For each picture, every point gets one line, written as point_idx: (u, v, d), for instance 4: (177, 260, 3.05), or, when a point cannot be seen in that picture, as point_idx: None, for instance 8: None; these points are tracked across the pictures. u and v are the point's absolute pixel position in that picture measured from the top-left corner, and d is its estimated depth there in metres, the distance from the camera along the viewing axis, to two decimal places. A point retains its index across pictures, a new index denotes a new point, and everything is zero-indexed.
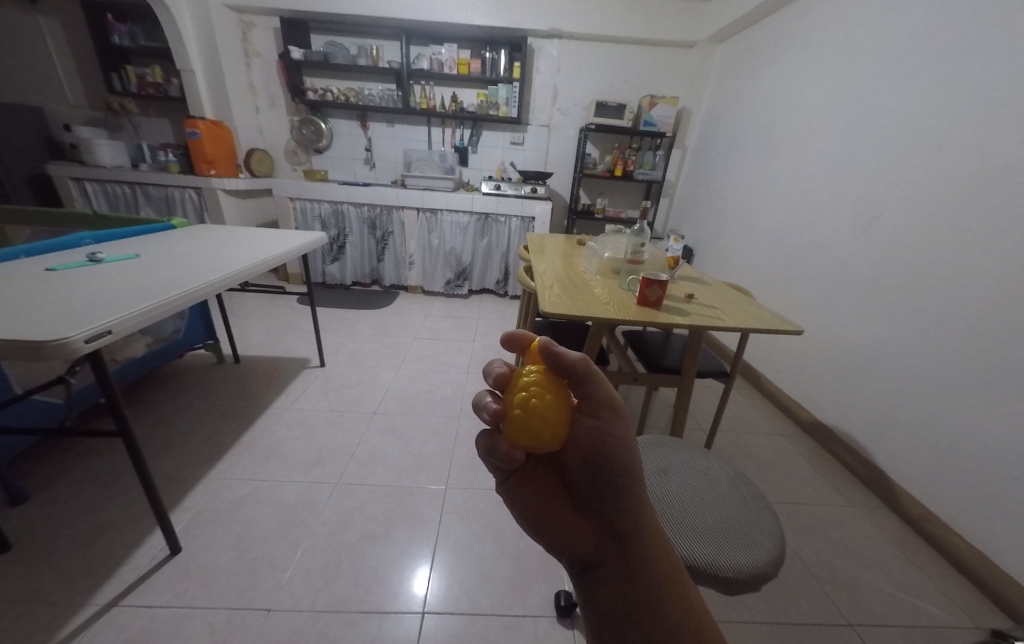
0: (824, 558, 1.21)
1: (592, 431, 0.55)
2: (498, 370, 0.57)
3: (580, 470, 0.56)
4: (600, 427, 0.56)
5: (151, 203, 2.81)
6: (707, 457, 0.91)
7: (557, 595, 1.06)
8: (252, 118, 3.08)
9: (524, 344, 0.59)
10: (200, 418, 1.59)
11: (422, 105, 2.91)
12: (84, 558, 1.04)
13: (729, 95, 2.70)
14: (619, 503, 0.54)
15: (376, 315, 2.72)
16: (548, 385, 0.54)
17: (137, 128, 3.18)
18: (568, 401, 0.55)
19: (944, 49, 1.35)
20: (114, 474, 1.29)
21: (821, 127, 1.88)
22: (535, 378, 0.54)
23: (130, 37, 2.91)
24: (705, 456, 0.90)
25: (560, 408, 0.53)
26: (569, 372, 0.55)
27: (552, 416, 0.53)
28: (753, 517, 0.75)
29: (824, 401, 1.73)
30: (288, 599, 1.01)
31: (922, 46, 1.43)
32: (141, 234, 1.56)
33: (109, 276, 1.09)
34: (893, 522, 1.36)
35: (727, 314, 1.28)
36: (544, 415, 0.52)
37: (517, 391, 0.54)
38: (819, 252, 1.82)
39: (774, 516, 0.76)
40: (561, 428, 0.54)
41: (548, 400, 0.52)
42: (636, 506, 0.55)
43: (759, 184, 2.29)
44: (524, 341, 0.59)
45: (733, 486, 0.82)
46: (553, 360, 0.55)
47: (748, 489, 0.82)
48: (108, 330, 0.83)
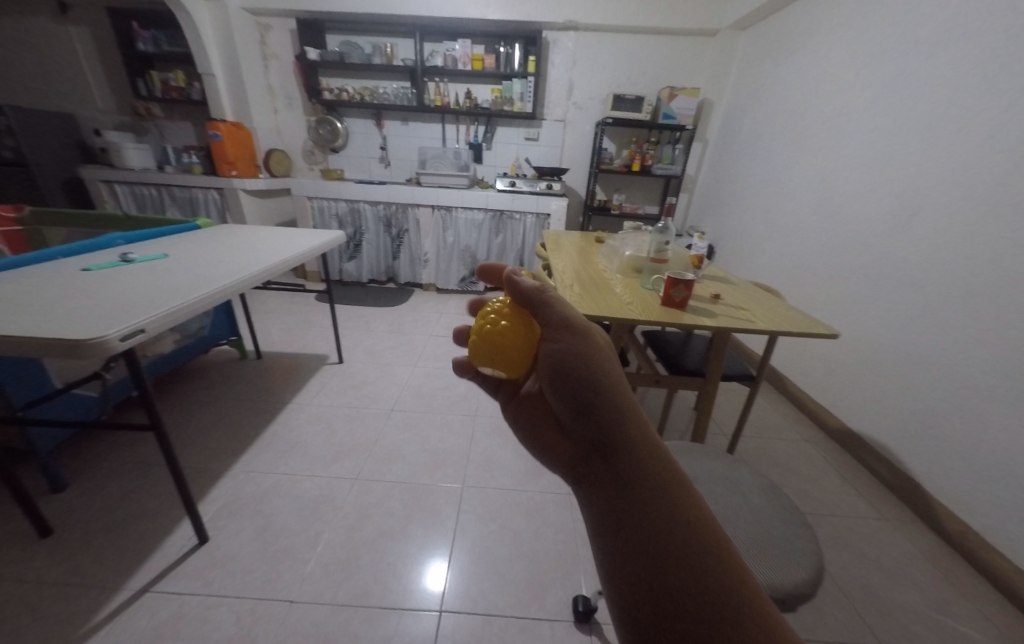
0: (854, 574, 1.17)
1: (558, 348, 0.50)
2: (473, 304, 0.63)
3: (551, 391, 0.51)
4: (568, 344, 0.50)
5: (176, 203, 2.90)
6: (738, 466, 0.88)
7: (575, 600, 1.05)
8: (271, 118, 3.12)
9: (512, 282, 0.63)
10: (225, 412, 1.64)
11: (436, 102, 2.91)
12: (118, 545, 1.08)
13: (754, 86, 2.62)
14: (602, 416, 0.44)
15: (391, 313, 2.74)
16: (509, 314, 0.56)
17: (161, 131, 3.25)
18: (527, 329, 0.55)
19: (995, 32, 1.27)
20: (145, 465, 1.33)
21: (854, 118, 1.80)
22: (496, 309, 0.57)
23: (154, 42, 2.95)
24: (734, 465, 0.88)
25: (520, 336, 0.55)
26: (526, 300, 0.54)
27: (503, 342, 0.54)
28: (788, 532, 0.73)
29: (858, 404, 1.67)
30: (309, 591, 1.03)
31: (971, 29, 1.34)
32: (168, 235, 1.60)
33: (142, 276, 1.12)
34: (928, 539, 1.31)
35: (757, 316, 1.25)
36: (493, 343, 0.55)
37: (480, 320, 0.58)
38: (852, 248, 1.75)
39: (809, 531, 0.73)
40: (515, 356, 0.55)
41: (502, 327, 0.54)
42: (616, 414, 0.43)
43: (786, 178, 2.22)
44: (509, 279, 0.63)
45: (765, 498, 0.80)
46: (512, 289, 0.54)
47: (781, 502, 0.80)
48: (141, 329, 0.86)
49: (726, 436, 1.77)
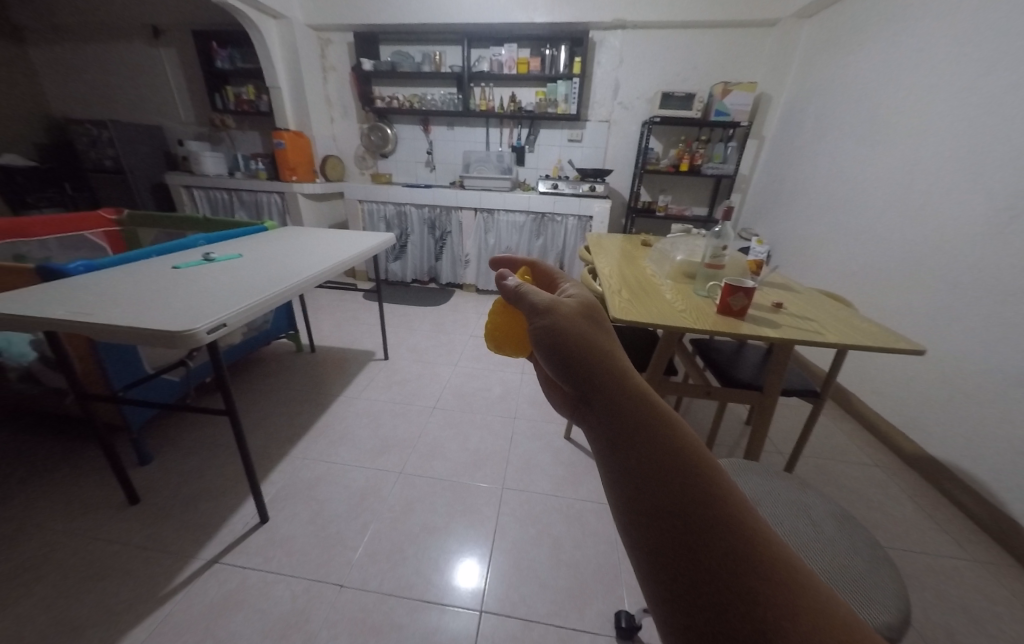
0: (932, 616, 1.06)
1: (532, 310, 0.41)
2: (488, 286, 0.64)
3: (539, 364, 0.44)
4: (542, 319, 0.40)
5: (244, 206, 3.15)
6: (806, 492, 0.82)
7: (617, 615, 1.03)
8: (327, 126, 3.31)
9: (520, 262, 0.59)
10: (283, 401, 1.75)
11: (481, 107, 2.97)
12: (193, 516, 1.18)
13: (819, 79, 2.45)
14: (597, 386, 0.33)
15: (433, 313, 2.81)
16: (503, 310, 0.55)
17: (233, 141, 3.55)
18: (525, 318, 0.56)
19: None
20: (215, 446, 1.45)
21: (941, 110, 1.64)
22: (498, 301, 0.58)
23: (230, 60, 3.22)
24: (801, 489, 0.82)
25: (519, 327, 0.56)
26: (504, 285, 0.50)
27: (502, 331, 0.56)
28: (864, 570, 0.67)
29: (943, 429, 1.51)
30: (358, 578, 1.08)
31: None
32: (241, 236, 1.75)
33: (221, 275, 1.23)
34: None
35: (826, 329, 1.17)
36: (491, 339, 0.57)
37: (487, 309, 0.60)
38: (939, 254, 1.59)
39: (891, 570, 0.67)
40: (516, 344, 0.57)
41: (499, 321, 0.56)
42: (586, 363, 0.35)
43: (856, 177, 2.05)
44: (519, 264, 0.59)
45: (838, 529, 0.74)
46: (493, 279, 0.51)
47: (856, 534, 0.73)
48: (223, 324, 0.94)
49: (782, 455, 1.66)
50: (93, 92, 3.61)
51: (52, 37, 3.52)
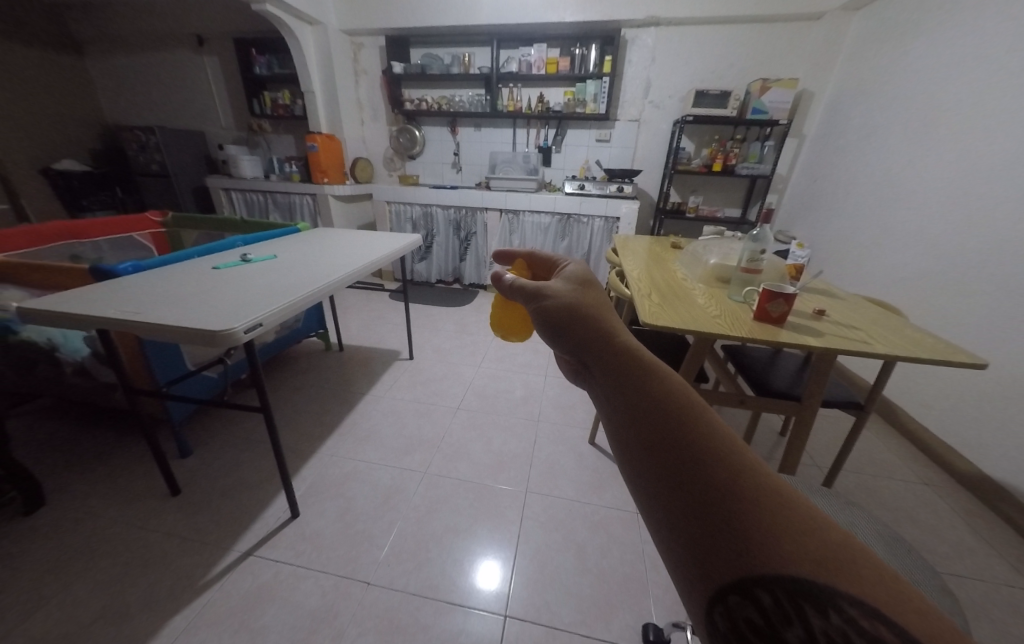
0: None
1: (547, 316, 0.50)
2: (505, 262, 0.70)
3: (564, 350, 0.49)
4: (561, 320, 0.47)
5: (278, 208, 3.26)
6: (855, 513, 0.77)
7: (645, 627, 1.00)
8: (358, 129, 3.39)
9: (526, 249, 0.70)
10: (313, 398, 1.80)
11: (508, 108, 2.96)
12: (229, 509, 1.22)
13: (866, 72, 2.32)
14: (611, 372, 0.38)
15: (457, 314, 2.83)
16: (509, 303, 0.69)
17: (269, 145, 3.68)
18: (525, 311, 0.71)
19: None
20: (249, 441, 1.50)
21: (1008, 103, 1.51)
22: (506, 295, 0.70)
23: (268, 66, 3.34)
24: (850, 510, 0.77)
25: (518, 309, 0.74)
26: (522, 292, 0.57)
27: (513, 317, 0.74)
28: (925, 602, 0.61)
29: (1006, 448, 1.39)
30: (384, 576, 1.09)
31: None
32: (275, 238, 1.80)
33: (258, 275, 1.27)
34: None
35: (874, 338, 1.09)
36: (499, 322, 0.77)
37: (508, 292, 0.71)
38: (1003, 259, 1.47)
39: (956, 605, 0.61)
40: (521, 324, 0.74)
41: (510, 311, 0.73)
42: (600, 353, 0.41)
43: (907, 176, 1.92)
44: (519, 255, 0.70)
45: (893, 555, 0.68)
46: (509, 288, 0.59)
47: (914, 562, 0.68)
48: (259, 323, 0.96)
49: (821, 469, 1.57)
50: (143, 100, 3.83)
51: (108, 49, 3.75)
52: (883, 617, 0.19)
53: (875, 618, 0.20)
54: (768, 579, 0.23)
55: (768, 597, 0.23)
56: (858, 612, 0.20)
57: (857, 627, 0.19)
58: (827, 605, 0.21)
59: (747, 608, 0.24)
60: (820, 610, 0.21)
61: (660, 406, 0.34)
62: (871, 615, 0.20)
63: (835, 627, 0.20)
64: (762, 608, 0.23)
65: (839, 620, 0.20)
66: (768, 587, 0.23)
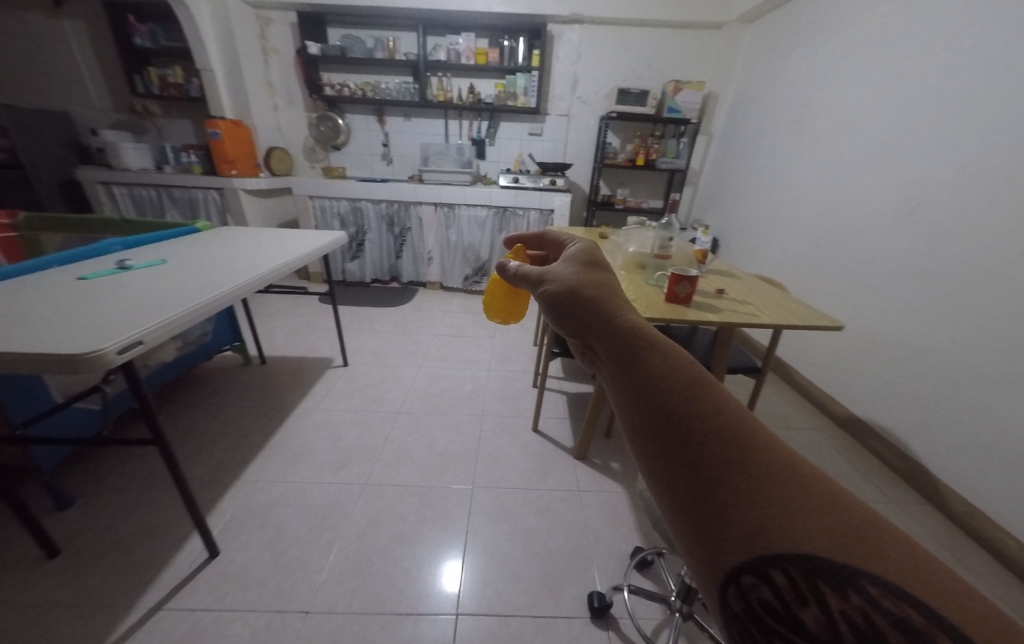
0: None
1: (550, 300, 0.53)
2: (512, 239, 0.78)
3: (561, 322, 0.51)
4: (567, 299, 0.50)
5: (176, 205, 2.86)
6: None
7: (590, 597, 1.06)
8: (271, 115, 3.06)
9: (531, 231, 0.78)
10: (231, 420, 1.62)
11: (438, 98, 2.86)
12: (128, 561, 1.07)
13: (759, 78, 2.58)
14: (616, 355, 0.40)
15: (395, 313, 2.72)
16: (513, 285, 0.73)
17: (160, 131, 3.21)
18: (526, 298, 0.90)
19: (1001, 29, 1.28)
20: (152, 479, 1.32)
21: (863, 111, 1.77)
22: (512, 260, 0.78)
23: (151, 37, 2.91)
24: None
25: (517, 292, 0.90)
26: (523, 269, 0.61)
27: (509, 303, 0.91)
28: None
29: (865, 398, 1.69)
30: (324, 601, 1.02)
31: (979, 28, 1.34)
32: (164, 238, 1.57)
33: (138, 283, 1.10)
34: (939, 527, 1.33)
35: (762, 310, 1.24)
36: (493, 306, 0.91)
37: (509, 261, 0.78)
38: (858, 243, 1.75)
39: None
40: (515, 312, 0.92)
41: (508, 299, 0.90)
42: (607, 331, 0.43)
43: (793, 172, 2.18)
44: (522, 239, 0.77)
45: None
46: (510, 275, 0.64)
47: None
48: (139, 341, 0.84)
49: None
50: None
51: None
52: (904, 597, 0.21)
53: (896, 596, 0.21)
54: (784, 562, 0.26)
55: (784, 578, 0.26)
56: (879, 592, 0.22)
57: (878, 608, 0.22)
58: (847, 587, 0.23)
59: (762, 589, 0.27)
60: (837, 592, 0.23)
61: (666, 387, 0.35)
62: (891, 593, 0.22)
63: (854, 607, 0.23)
64: (777, 590, 0.26)
65: (859, 600, 0.22)
66: (786, 569, 0.26)
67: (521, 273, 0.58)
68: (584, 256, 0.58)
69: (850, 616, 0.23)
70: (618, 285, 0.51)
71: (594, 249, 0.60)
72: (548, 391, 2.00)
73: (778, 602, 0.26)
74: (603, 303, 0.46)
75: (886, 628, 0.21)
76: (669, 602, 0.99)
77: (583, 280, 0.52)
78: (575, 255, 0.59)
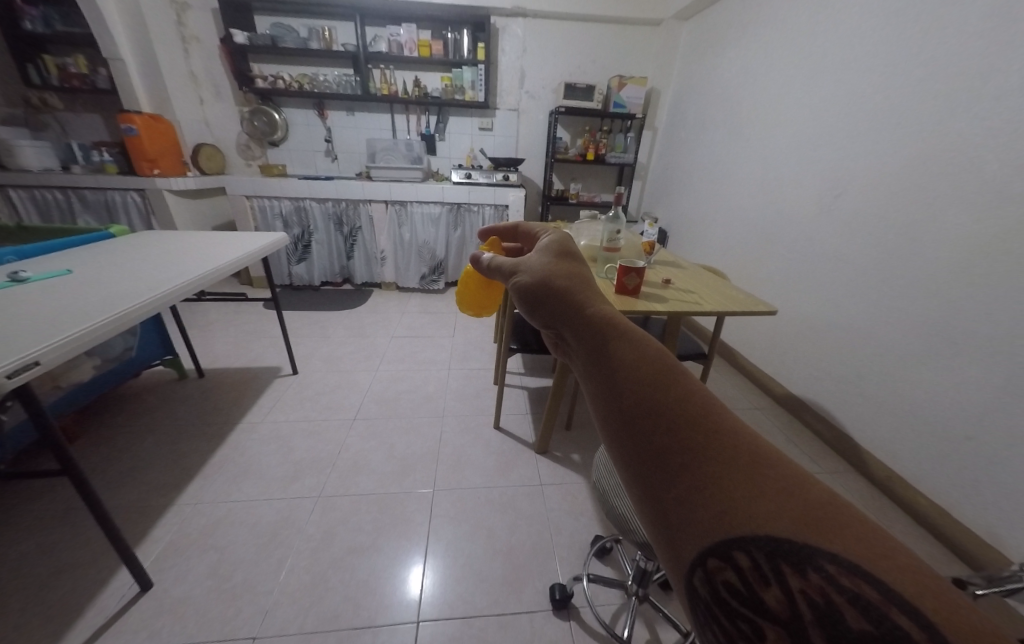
0: None
1: (519, 290, 0.49)
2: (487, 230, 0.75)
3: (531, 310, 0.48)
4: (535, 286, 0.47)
5: (90, 209, 2.58)
6: None
7: (551, 589, 1.08)
8: (197, 110, 2.84)
9: (504, 223, 0.75)
10: (164, 441, 1.50)
11: (382, 91, 2.77)
12: (43, 606, 0.97)
13: (696, 74, 2.69)
14: (584, 344, 0.38)
15: (349, 316, 2.62)
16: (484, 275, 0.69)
17: (64, 126, 2.88)
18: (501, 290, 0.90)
19: (901, 33, 1.40)
20: (69, 513, 1.19)
21: (790, 107, 1.89)
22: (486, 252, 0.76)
23: (45, 21, 2.58)
24: None
25: (490, 284, 0.91)
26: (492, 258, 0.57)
27: (482, 300, 0.92)
28: None
29: (799, 375, 1.83)
30: (274, 624, 0.98)
31: (883, 32, 1.47)
32: (71, 247, 1.42)
33: (36, 298, 0.98)
34: (862, 488, 1.47)
35: (705, 298, 1.30)
36: (465, 299, 0.92)
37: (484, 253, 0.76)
38: (789, 231, 1.89)
39: None
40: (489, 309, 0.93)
41: (482, 294, 0.91)
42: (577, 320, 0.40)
43: (730, 164, 2.30)
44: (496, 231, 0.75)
45: None
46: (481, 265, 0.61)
47: None
48: (35, 363, 0.75)
49: None
50: None
51: None
52: (862, 573, 0.20)
53: (854, 574, 0.20)
54: (748, 542, 0.24)
55: (747, 559, 0.24)
56: (837, 569, 0.21)
57: (837, 586, 0.20)
58: (806, 565, 0.22)
59: (726, 571, 0.25)
60: (798, 571, 0.22)
61: (634, 374, 0.33)
62: (850, 572, 0.21)
63: (814, 585, 0.21)
64: (741, 573, 0.24)
65: (817, 578, 0.21)
66: (749, 549, 0.24)
67: (492, 263, 0.55)
68: (555, 245, 0.54)
69: (810, 595, 0.21)
70: (588, 273, 0.48)
71: (565, 235, 0.57)
72: (509, 387, 2.01)
73: (741, 583, 0.24)
74: (572, 289, 0.44)
75: (846, 607, 0.20)
76: (626, 587, 1.03)
77: (551, 267, 0.49)
78: (546, 244, 0.56)
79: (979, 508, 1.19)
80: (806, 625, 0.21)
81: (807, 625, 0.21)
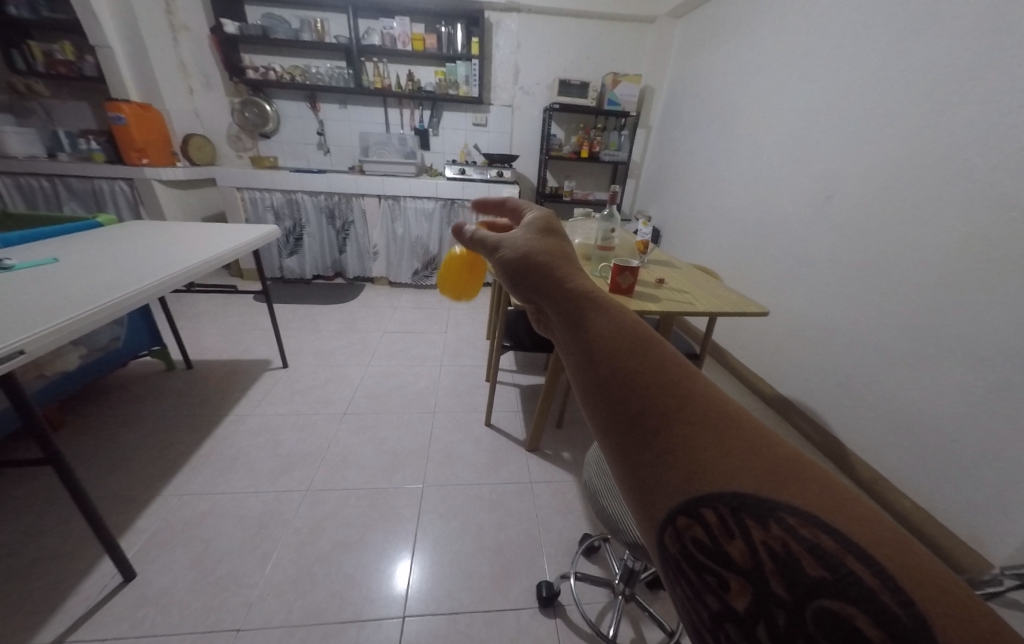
0: None
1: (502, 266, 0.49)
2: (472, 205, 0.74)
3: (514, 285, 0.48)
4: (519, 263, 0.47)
5: (76, 197, 2.54)
6: None
7: (539, 586, 1.09)
8: (186, 99, 2.80)
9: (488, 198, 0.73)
10: (150, 432, 1.49)
11: (376, 84, 2.75)
12: (23, 595, 0.96)
13: (690, 73, 2.71)
14: (566, 318, 0.38)
15: (341, 311, 2.61)
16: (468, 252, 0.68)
17: (51, 114, 2.83)
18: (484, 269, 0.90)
19: (892, 38, 1.43)
20: (51, 503, 1.18)
21: (783, 109, 1.92)
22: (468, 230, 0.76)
23: (30, 7, 2.52)
24: None
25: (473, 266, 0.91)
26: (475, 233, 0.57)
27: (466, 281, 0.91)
28: None
29: (788, 375, 1.87)
30: (258, 618, 0.98)
31: (875, 37, 1.49)
32: (57, 235, 1.40)
33: (22, 286, 0.97)
34: None
35: (697, 298, 1.32)
36: (447, 282, 0.91)
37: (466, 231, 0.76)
38: (780, 232, 1.91)
39: None
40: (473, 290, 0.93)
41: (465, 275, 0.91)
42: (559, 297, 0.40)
43: (723, 163, 2.32)
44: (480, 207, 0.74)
45: None
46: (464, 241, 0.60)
47: None
48: (19, 351, 0.74)
49: None
50: None
51: None
52: (820, 524, 0.21)
53: (812, 524, 0.22)
54: (714, 498, 0.24)
55: (713, 514, 0.24)
56: (797, 520, 0.22)
57: (796, 536, 0.21)
58: (768, 518, 0.23)
59: (694, 526, 0.25)
60: (759, 523, 0.23)
61: (612, 346, 0.33)
62: (810, 523, 0.22)
63: (774, 536, 0.22)
64: (707, 527, 0.25)
65: (778, 529, 0.22)
66: (715, 504, 0.24)
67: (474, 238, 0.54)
68: (539, 222, 0.54)
69: (770, 546, 0.22)
70: (572, 251, 0.48)
71: (549, 214, 0.57)
72: (501, 385, 2.02)
73: (708, 536, 0.24)
74: (555, 266, 0.44)
75: (803, 554, 0.21)
76: (612, 586, 1.05)
77: (535, 243, 0.49)
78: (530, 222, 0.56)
79: (958, 506, 1.22)
80: (767, 574, 0.22)
81: (768, 576, 0.22)
